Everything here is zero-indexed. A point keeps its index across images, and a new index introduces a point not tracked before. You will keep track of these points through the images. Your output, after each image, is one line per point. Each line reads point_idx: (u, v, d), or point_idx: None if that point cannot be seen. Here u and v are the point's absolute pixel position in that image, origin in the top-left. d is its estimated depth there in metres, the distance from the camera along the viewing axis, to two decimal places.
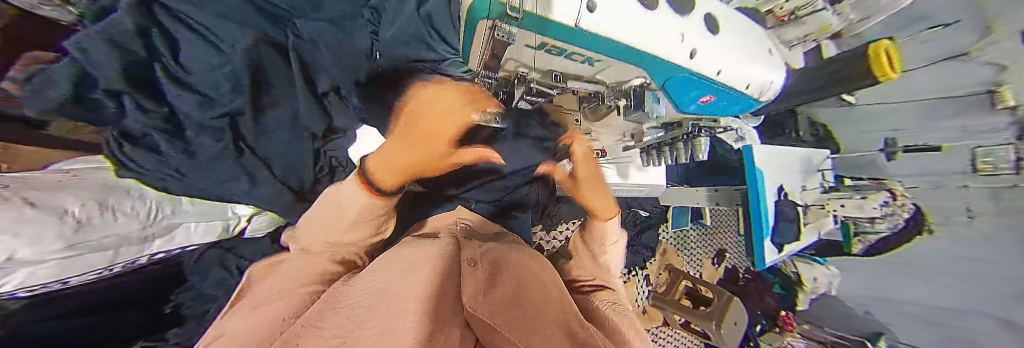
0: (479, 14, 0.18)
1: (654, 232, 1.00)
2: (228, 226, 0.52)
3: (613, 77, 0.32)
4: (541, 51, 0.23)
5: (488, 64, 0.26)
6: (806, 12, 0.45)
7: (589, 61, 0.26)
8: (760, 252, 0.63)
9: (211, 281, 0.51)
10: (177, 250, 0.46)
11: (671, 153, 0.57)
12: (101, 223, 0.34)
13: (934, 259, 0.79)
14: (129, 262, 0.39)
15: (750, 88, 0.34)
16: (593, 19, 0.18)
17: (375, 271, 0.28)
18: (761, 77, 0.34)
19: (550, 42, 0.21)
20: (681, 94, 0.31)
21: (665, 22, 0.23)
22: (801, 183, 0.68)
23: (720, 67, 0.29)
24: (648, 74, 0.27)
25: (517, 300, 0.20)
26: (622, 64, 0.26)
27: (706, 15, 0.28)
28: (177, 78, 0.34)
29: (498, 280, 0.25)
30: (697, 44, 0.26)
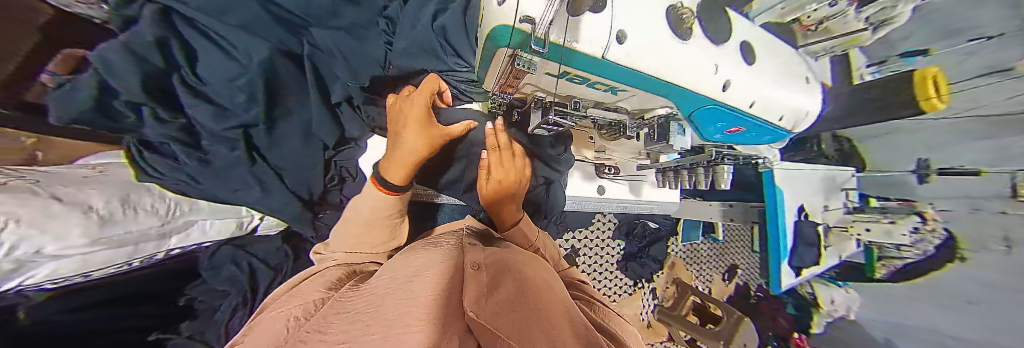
0: (500, 42, 0.17)
1: (663, 244, 0.97)
2: (241, 223, 0.53)
3: (636, 106, 0.31)
4: (562, 79, 0.22)
5: (504, 87, 0.26)
6: (836, 22, 0.42)
7: (612, 90, 0.25)
8: (776, 276, 0.61)
9: (222, 277, 0.52)
10: (192, 246, 0.47)
11: (691, 178, 0.56)
12: (123, 218, 0.34)
13: (972, 291, 0.70)
14: (147, 257, 0.40)
15: (782, 121, 0.32)
16: (622, 51, 0.18)
17: (380, 276, 0.29)
18: (795, 105, 0.32)
19: (572, 72, 0.20)
20: (709, 124, 0.29)
21: (696, 52, 0.22)
22: (824, 203, 0.65)
23: (754, 99, 0.28)
24: (674, 103, 0.26)
25: (518, 307, 0.20)
26: (648, 94, 0.25)
27: (740, 43, 0.27)
28: (190, 84, 0.33)
29: (501, 282, 0.25)
30: (731, 76, 0.25)
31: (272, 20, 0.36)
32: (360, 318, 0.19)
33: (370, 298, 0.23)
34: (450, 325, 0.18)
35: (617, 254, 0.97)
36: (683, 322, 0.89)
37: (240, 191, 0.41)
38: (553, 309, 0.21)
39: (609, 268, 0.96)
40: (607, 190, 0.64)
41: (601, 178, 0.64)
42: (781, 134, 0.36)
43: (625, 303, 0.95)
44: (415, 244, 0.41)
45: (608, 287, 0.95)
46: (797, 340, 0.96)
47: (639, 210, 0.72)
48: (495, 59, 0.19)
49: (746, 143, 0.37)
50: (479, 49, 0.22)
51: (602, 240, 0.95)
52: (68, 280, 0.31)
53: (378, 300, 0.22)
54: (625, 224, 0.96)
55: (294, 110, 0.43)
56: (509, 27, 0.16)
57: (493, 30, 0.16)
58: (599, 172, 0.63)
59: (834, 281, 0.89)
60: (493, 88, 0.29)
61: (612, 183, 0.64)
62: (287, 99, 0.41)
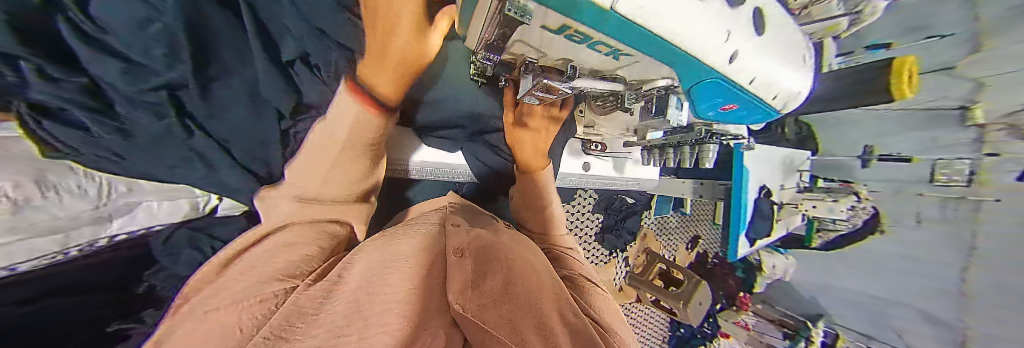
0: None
1: (638, 217, 1.04)
2: (197, 203, 0.48)
3: (636, 75, 0.30)
4: (562, 35, 0.20)
5: (494, 48, 0.23)
6: (819, 9, 0.42)
7: (615, 54, 0.23)
8: (734, 246, 0.68)
9: (183, 263, 0.48)
10: (142, 230, 0.44)
11: (676, 156, 0.57)
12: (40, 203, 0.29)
13: (881, 254, 0.85)
14: (85, 246, 0.37)
15: (776, 99, 0.33)
16: (635, 4, 0.15)
17: (364, 259, 0.29)
18: (789, 84, 0.32)
19: (573, 26, 0.17)
20: (707, 99, 0.29)
21: (712, 15, 0.20)
22: (782, 181, 0.71)
23: (756, 75, 0.28)
24: (678, 73, 0.25)
25: (503, 310, 0.21)
26: (653, 60, 0.23)
27: (755, 9, 0.26)
28: (85, 33, 0.21)
29: (487, 272, 0.26)
30: (740, 45, 0.24)
31: None
32: (346, 315, 0.20)
33: (350, 291, 0.23)
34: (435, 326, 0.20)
35: (596, 226, 1.02)
36: (651, 285, 0.98)
37: (177, 167, 0.38)
38: (536, 302, 0.24)
39: (587, 240, 1.01)
40: (592, 167, 0.65)
41: (587, 155, 0.64)
42: (771, 113, 0.37)
43: (600, 270, 1.03)
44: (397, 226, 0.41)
45: (585, 257, 1.01)
46: (741, 297, 1.07)
47: (620, 187, 0.74)
48: (483, 2, 0.16)
49: (733, 122, 0.39)
50: None
51: (582, 213, 0.99)
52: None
53: (364, 294, 0.23)
54: (605, 199, 1.01)
55: (233, 71, 0.33)
56: None
57: None
58: (585, 149, 0.63)
59: (778, 249, 1.04)
60: (480, 48, 0.26)
61: (598, 160, 0.65)
62: (223, 56, 0.31)
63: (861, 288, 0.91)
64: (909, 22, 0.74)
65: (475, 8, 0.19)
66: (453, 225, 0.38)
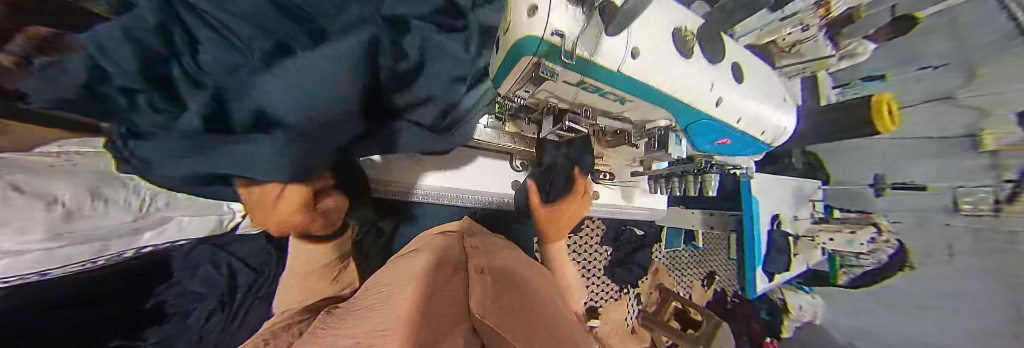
0: (527, 52, 0.20)
1: (648, 251, 1.01)
2: (222, 219, 0.52)
3: (639, 116, 0.34)
4: (577, 88, 0.26)
5: (521, 91, 0.28)
6: (807, 44, 0.46)
7: (621, 101, 0.28)
8: (753, 281, 0.65)
9: (199, 279, 0.50)
10: (168, 244, 0.45)
11: (679, 186, 0.58)
12: (90, 213, 0.31)
13: (918, 293, 0.80)
14: (113, 256, 0.37)
15: (762, 134, 0.36)
16: (634, 64, 0.22)
17: (384, 279, 0.31)
18: (773, 121, 0.35)
19: (587, 81, 0.24)
20: (702, 138, 0.32)
21: (697, 71, 0.25)
22: (794, 212, 0.70)
23: (741, 115, 0.32)
24: (674, 116, 0.29)
25: (520, 325, 0.23)
26: (650, 105, 0.29)
27: (732, 63, 0.30)
28: None
29: (502, 291, 0.28)
30: (723, 93, 0.28)
31: None
32: (371, 321, 0.21)
33: (380, 298, 0.25)
34: (458, 326, 0.21)
35: (605, 259, 0.98)
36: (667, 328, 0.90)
37: None
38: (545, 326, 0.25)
39: (597, 274, 0.96)
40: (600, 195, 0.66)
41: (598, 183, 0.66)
42: (764, 145, 0.39)
43: (611, 309, 0.96)
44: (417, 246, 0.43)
45: (594, 292, 0.95)
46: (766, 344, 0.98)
47: (630, 216, 0.74)
48: (517, 64, 0.22)
49: (731, 154, 0.41)
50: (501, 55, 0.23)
51: (590, 246, 0.95)
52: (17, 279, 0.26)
53: (388, 302, 0.24)
54: (613, 230, 0.99)
55: None
56: (537, 38, 0.19)
57: (519, 40, 0.19)
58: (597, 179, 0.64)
59: (800, 286, 0.98)
60: (508, 93, 0.31)
61: (608, 189, 0.67)
62: None
63: (910, 335, 0.82)
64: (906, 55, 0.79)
65: (507, 70, 0.24)
66: (472, 247, 0.40)
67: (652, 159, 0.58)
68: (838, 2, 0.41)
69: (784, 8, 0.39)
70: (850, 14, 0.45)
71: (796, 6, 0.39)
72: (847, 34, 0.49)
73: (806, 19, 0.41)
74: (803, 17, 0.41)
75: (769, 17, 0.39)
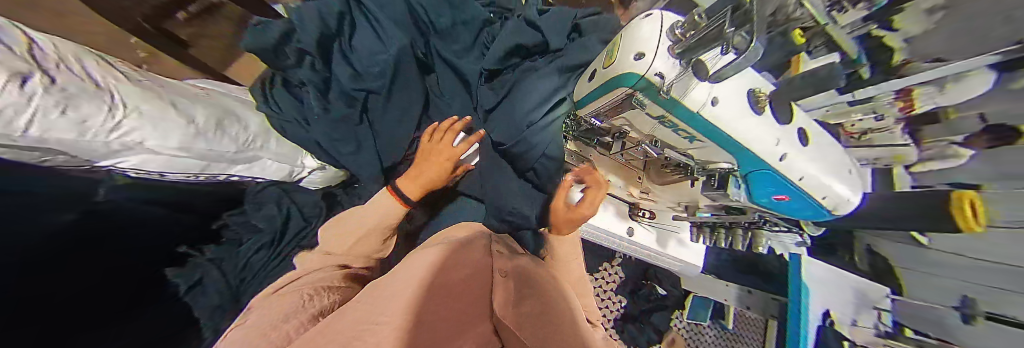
0: (626, 85, 0.26)
1: (667, 315, 0.91)
2: (293, 171, 0.61)
3: (698, 157, 0.36)
4: (656, 121, 0.30)
5: (609, 112, 0.35)
6: (880, 134, 0.44)
7: (690, 139, 0.32)
8: None
9: (263, 213, 0.61)
10: (251, 177, 0.59)
11: (727, 237, 0.62)
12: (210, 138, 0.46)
13: None
14: (210, 176, 0.52)
15: (827, 200, 0.34)
16: (712, 112, 0.26)
17: (416, 256, 0.34)
18: (840, 188, 0.34)
19: (668, 118, 0.28)
20: (758, 187, 0.34)
21: (763, 128, 0.28)
22: (852, 314, 0.60)
23: (803, 173, 0.32)
24: (734, 159, 0.32)
25: (544, 331, 0.23)
26: (718, 148, 0.31)
27: (800, 128, 0.31)
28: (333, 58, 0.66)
29: (527, 298, 0.28)
30: (790, 151, 0.30)
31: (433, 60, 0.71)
32: (399, 306, 0.23)
33: (414, 278, 0.28)
34: (477, 328, 0.23)
35: (618, 310, 0.92)
36: None
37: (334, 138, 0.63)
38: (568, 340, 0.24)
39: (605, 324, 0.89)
40: (636, 233, 0.64)
41: (633, 220, 0.65)
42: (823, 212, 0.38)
43: None
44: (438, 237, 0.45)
45: None
46: None
47: (659, 262, 0.71)
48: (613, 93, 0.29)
49: (787, 214, 0.40)
50: (603, 80, 0.30)
51: (604, 290, 0.93)
52: (144, 173, 0.44)
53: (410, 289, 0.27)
54: (632, 281, 0.97)
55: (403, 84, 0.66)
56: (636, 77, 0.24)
57: (623, 75, 0.26)
58: (633, 214, 0.64)
59: None
60: (592, 110, 0.38)
61: (643, 227, 0.65)
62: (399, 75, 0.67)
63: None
64: None
65: (603, 92, 0.31)
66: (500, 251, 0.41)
67: (698, 206, 0.54)
68: (925, 99, 0.38)
69: (853, 92, 0.37)
70: (941, 114, 0.41)
71: (869, 92, 0.37)
72: (934, 135, 0.45)
73: (881, 109, 0.40)
74: (878, 107, 0.39)
75: (836, 98, 0.38)
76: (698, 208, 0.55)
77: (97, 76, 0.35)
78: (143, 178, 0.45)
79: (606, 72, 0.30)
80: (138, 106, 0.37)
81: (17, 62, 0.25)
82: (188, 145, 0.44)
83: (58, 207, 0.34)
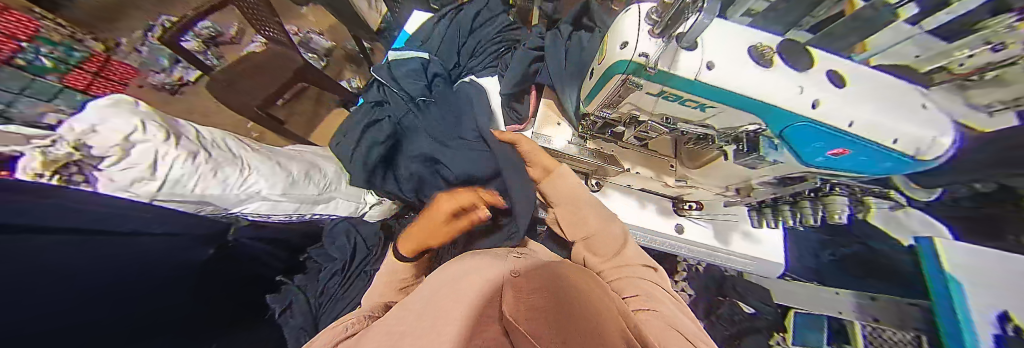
0: (619, 70, 0.31)
1: (765, 340, 0.69)
2: (359, 207, 0.73)
3: (722, 125, 0.34)
4: (660, 98, 0.32)
5: (609, 103, 0.38)
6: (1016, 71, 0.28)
7: (703, 108, 0.31)
8: None
9: (335, 245, 0.75)
10: (328, 215, 0.72)
11: (793, 215, 0.50)
12: (301, 185, 0.60)
13: None
14: (302, 214, 0.65)
15: (899, 143, 0.26)
16: (713, 72, 0.27)
17: (438, 272, 0.34)
18: (911, 128, 0.26)
19: (670, 91, 0.30)
20: (803, 142, 0.29)
21: (779, 78, 0.27)
22: None
23: (851, 118, 0.26)
24: (765, 120, 0.30)
25: (563, 299, 0.19)
26: (738, 111, 0.30)
27: (828, 71, 0.28)
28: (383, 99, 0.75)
29: (535, 280, 0.24)
30: (826, 97, 0.27)
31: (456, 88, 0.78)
32: (425, 300, 0.25)
33: (431, 296, 0.26)
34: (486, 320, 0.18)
35: None
36: None
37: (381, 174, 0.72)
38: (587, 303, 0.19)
39: None
40: (686, 230, 0.58)
41: (679, 215, 0.59)
42: (906, 161, 0.29)
43: None
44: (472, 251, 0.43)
45: None
46: None
47: (725, 262, 0.62)
48: (610, 81, 0.33)
49: (854, 171, 0.32)
50: (600, 74, 0.35)
51: None
52: (259, 215, 0.58)
53: (431, 306, 0.24)
54: (702, 297, 0.78)
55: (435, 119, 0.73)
56: (627, 61, 0.29)
57: (616, 63, 0.31)
58: (677, 209, 0.59)
59: None
60: (598, 105, 0.41)
61: (692, 222, 0.58)
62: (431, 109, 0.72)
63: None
64: None
65: (603, 83, 0.36)
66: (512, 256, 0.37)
67: (751, 187, 0.49)
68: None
69: (924, 22, 0.31)
70: None
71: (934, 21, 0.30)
72: None
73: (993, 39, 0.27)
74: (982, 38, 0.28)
75: (904, 32, 0.32)
76: (751, 189, 0.50)
77: (233, 148, 0.54)
78: (256, 218, 0.58)
79: (603, 65, 0.34)
80: (254, 165, 0.53)
81: (194, 147, 0.44)
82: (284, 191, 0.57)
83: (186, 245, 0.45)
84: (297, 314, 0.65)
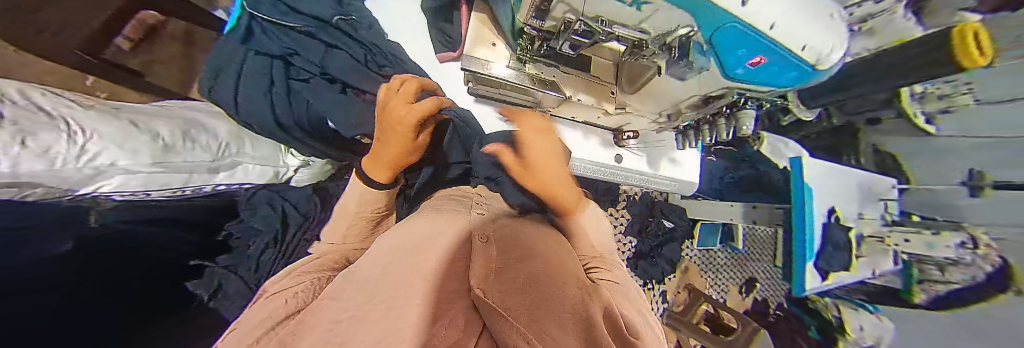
0: None
1: (677, 246, 0.91)
2: (279, 172, 0.66)
3: (658, 26, 0.35)
4: None
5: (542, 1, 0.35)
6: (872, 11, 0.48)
7: (637, 4, 0.30)
8: (801, 276, 0.58)
9: (260, 217, 0.65)
10: (237, 186, 0.59)
11: (712, 133, 0.56)
12: (182, 149, 0.46)
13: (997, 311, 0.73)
14: (197, 187, 0.51)
15: (806, 51, 0.28)
16: None
17: (367, 259, 0.30)
18: (821, 34, 0.27)
19: None
20: (732, 49, 0.29)
21: None
22: (857, 209, 0.62)
23: (778, 18, 0.25)
24: (696, 20, 0.28)
25: (538, 294, 0.21)
26: (669, 5, 0.27)
27: None
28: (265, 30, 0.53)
29: (512, 263, 0.26)
30: None
31: (373, 31, 0.61)
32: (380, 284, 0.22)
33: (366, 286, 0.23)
34: (458, 304, 0.20)
35: (628, 251, 0.90)
36: (696, 330, 0.81)
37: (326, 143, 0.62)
38: (558, 295, 0.22)
39: (619, 265, 0.89)
40: (624, 159, 0.67)
41: (619, 146, 0.67)
42: (806, 74, 0.32)
43: None
44: (424, 210, 0.41)
45: None
46: None
47: (657, 186, 0.73)
48: None
49: (766, 83, 0.35)
50: None
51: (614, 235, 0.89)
52: (131, 194, 0.42)
53: (392, 285, 0.21)
54: (638, 221, 0.91)
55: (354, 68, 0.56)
56: None
57: None
58: (618, 140, 0.66)
59: (863, 305, 0.91)
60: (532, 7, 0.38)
61: (630, 152, 0.67)
62: (343, 58, 0.56)
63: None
64: None
65: None
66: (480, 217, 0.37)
67: (678, 113, 0.53)
68: None
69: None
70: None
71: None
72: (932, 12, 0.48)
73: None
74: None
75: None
76: (679, 114, 0.54)
77: (45, 106, 0.33)
78: (132, 198, 0.43)
79: None
80: (95, 128, 0.36)
81: None
82: (161, 161, 0.43)
83: (66, 237, 0.34)
84: (243, 297, 0.58)
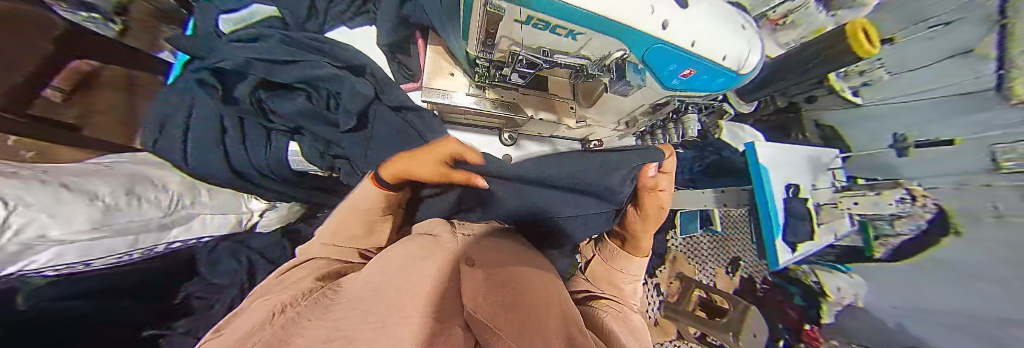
0: None
1: None
2: (242, 218, 0.65)
3: (595, 53, 0.35)
4: (530, 26, 0.29)
5: (487, 41, 0.36)
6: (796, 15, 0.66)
7: (572, 35, 0.30)
8: (773, 251, 0.61)
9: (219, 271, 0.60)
10: (195, 240, 0.57)
11: (665, 138, 0.57)
12: (128, 207, 0.44)
13: (952, 262, 0.81)
14: (146, 250, 0.48)
15: (727, 61, 0.31)
16: None
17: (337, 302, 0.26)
18: (735, 45, 0.30)
19: (535, 16, 0.27)
20: (661, 66, 0.32)
21: None
22: (811, 181, 0.68)
23: (693, 36, 0.28)
24: (626, 44, 0.29)
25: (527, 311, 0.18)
26: (601, 36, 0.29)
27: None
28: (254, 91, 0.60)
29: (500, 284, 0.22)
30: (673, 17, 0.27)
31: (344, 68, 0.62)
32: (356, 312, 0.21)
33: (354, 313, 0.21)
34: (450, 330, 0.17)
35: None
36: (694, 318, 0.82)
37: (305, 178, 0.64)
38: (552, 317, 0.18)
39: None
40: None
41: None
42: (732, 77, 0.35)
43: None
44: (415, 235, 0.37)
45: None
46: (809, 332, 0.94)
47: None
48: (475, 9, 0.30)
49: (701, 90, 0.38)
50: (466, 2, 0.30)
51: None
52: (66, 267, 0.38)
53: (371, 311, 0.20)
54: None
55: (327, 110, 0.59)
56: None
57: None
58: (586, 151, 0.69)
59: (836, 266, 0.98)
60: (478, 44, 0.38)
61: None
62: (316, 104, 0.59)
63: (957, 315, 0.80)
64: (936, 43, 0.82)
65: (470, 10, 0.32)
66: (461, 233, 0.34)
67: (635, 119, 0.56)
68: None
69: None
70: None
71: None
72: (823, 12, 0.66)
73: None
74: None
75: None
76: (636, 122, 0.57)
77: None
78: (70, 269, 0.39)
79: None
80: (22, 198, 0.32)
81: None
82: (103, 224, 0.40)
83: None
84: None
